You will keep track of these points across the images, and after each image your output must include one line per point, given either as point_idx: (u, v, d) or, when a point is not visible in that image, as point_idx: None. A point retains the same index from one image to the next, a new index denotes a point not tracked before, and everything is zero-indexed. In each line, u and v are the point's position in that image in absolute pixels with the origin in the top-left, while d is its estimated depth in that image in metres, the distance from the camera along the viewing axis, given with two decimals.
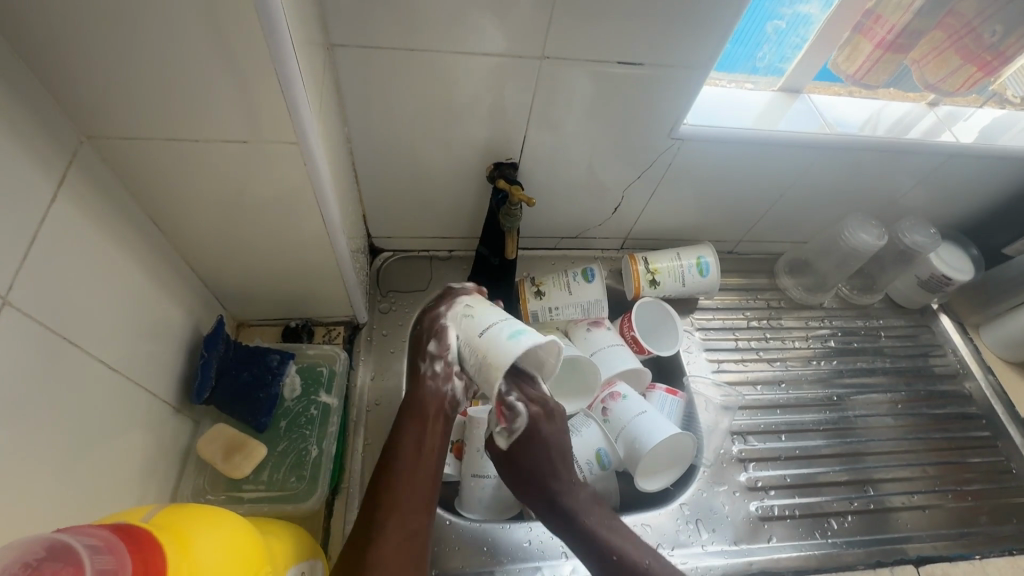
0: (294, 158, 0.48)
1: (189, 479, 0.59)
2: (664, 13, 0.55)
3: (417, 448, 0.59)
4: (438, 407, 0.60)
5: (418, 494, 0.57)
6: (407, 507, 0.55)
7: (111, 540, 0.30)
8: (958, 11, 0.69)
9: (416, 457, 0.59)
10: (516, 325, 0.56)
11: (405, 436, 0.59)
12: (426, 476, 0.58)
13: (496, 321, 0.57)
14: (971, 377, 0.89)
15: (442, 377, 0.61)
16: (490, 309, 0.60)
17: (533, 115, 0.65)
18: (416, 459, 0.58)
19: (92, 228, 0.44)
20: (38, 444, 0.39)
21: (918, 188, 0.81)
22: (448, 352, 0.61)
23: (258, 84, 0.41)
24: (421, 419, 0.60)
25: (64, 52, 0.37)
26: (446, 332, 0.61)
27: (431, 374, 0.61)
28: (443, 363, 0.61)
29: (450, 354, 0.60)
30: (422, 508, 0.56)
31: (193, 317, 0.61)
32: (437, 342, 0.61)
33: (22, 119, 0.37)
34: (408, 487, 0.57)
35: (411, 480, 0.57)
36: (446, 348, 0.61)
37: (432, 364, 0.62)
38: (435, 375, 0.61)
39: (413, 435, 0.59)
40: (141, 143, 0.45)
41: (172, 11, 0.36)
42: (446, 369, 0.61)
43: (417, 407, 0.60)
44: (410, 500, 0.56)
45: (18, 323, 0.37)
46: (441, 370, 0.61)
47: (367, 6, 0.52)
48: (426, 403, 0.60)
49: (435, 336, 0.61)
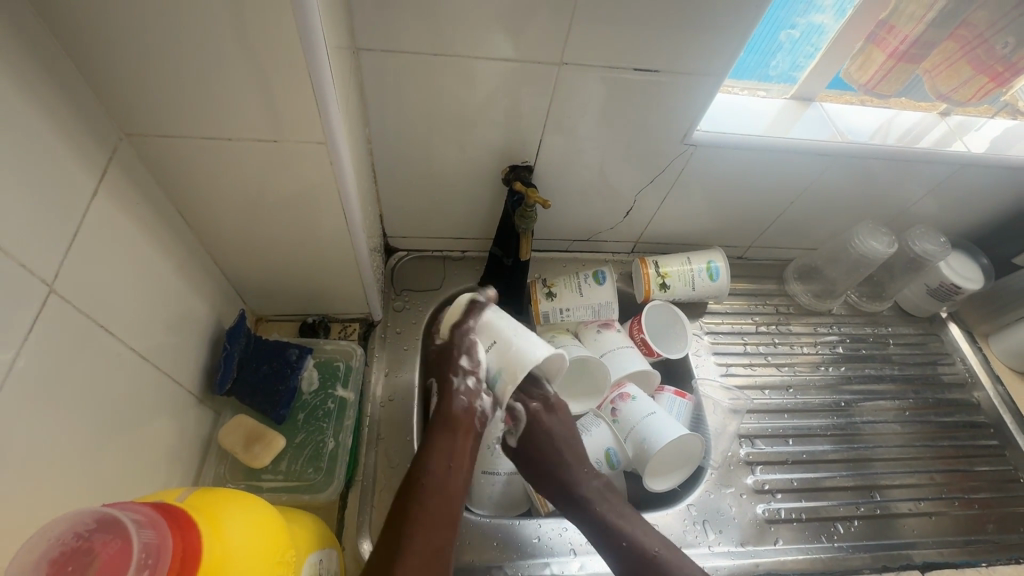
0: (321, 157, 0.50)
1: (210, 467, 0.61)
2: (681, 22, 0.56)
3: (449, 462, 0.58)
4: (469, 422, 0.61)
5: (446, 506, 0.56)
6: (434, 520, 0.55)
7: (152, 515, 0.33)
8: (970, 23, 0.69)
9: (449, 471, 0.58)
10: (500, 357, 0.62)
11: (435, 450, 0.58)
12: (455, 491, 0.58)
13: (497, 340, 0.63)
14: (980, 387, 0.89)
15: (472, 393, 0.62)
16: (495, 325, 0.64)
17: (549, 120, 0.66)
18: (447, 474, 0.58)
19: (129, 222, 0.46)
20: (73, 426, 0.41)
21: (928, 197, 0.82)
22: (480, 368, 0.63)
23: (290, 86, 0.43)
24: (451, 434, 0.59)
25: (109, 53, 0.39)
26: (476, 347, 0.63)
27: (463, 390, 0.62)
28: (475, 378, 0.62)
29: (482, 369, 0.62)
30: (450, 519, 0.56)
31: (216, 310, 0.63)
32: (468, 357, 0.63)
33: (69, 117, 0.39)
34: (437, 502, 0.56)
35: (441, 495, 0.56)
36: (477, 364, 0.63)
37: (463, 379, 0.62)
38: (466, 391, 0.62)
39: (445, 448, 0.59)
40: (176, 141, 0.47)
41: (213, 16, 0.38)
42: (476, 384, 0.62)
43: (449, 421, 0.60)
44: (439, 509, 0.55)
45: (59, 309, 0.39)
46: (472, 386, 0.62)
47: (393, 12, 0.53)
48: (458, 417, 0.60)
49: (467, 351, 0.62)
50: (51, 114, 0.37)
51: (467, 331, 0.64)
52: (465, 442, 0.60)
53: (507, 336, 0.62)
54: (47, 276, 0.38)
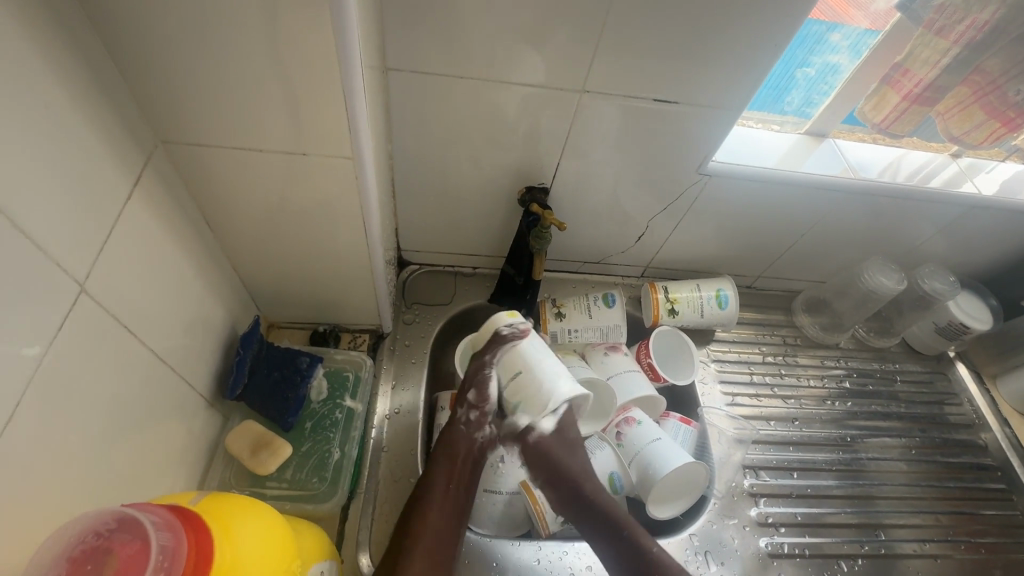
0: (347, 172, 0.51)
1: (216, 472, 0.61)
2: (699, 56, 0.58)
3: (448, 482, 0.61)
4: (468, 449, 0.64)
5: (446, 522, 0.59)
6: (434, 537, 0.58)
7: (168, 518, 0.34)
8: (984, 69, 0.69)
9: (448, 491, 0.61)
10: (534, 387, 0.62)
11: (436, 473, 0.61)
12: (455, 511, 0.60)
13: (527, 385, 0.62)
14: (988, 429, 0.88)
15: (474, 424, 0.65)
16: (533, 350, 0.63)
17: (567, 144, 0.68)
18: (448, 490, 0.61)
19: (158, 226, 0.47)
20: (89, 422, 0.42)
21: (939, 236, 0.83)
22: (487, 403, 0.65)
23: (322, 103, 0.45)
24: (451, 459, 0.63)
25: (153, 65, 0.41)
26: (486, 385, 0.64)
27: (465, 420, 0.65)
28: (479, 411, 0.65)
29: (488, 404, 0.65)
30: (448, 542, 0.59)
31: (231, 315, 0.63)
32: (476, 392, 0.65)
33: (111, 123, 0.41)
34: (438, 519, 0.59)
35: (442, 512, 0.60)
36: (484, 399, 0.65)
37: (467, 410, 0.65)
38: (469, 421, 0.65)
39: (446, 471, 0.62)
40: (208, 150, 0.48)
41: (254, 35, 0.39)
42: (480, 416, 0.65)
43: (450, 445, 0.63)
44: (435, 533, 0.58)
45: (87, 308, 0.40)
46: (474, 417, 0.65)
47: (423, 35, 0.55)
48: (460, 444, 0.64)
49: (475, 387, 0.64)
50: (95, 120, 0.39)
51: (483, 367, 0.64)
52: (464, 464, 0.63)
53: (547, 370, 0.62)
54: (78, 275, 0.39)
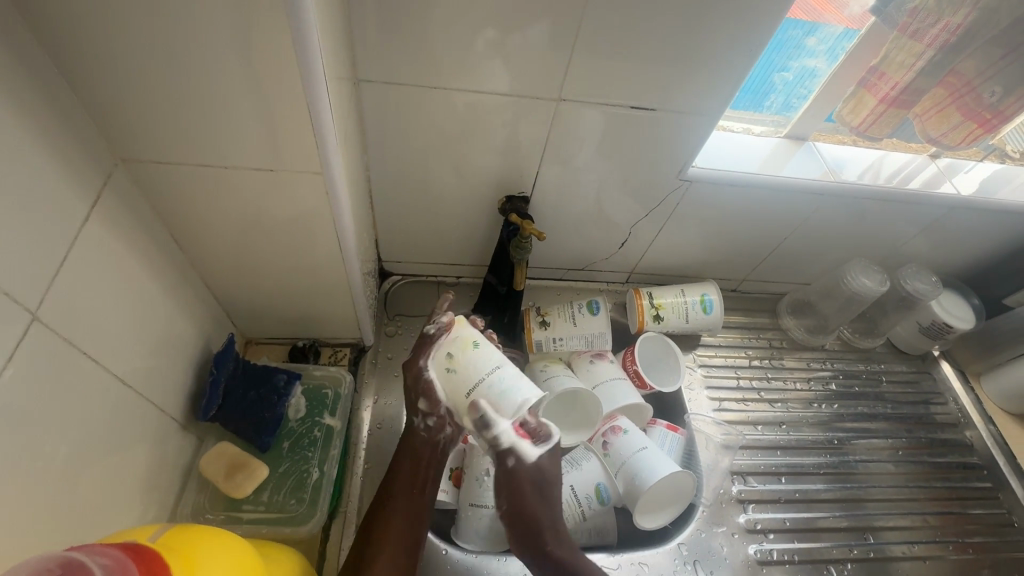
0: (318, 186, 0.50)
1: (190, 496, 0.60)
2: (674, 63, 0.58)
3: (411, 488, 0.61)
4: (432, 454, 0.62)
5: (412, 529, 0.59)
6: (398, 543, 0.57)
7: (121, 560, 0.32)
8: (959, 70, 0.69)
9: (412, 496, 0.60)
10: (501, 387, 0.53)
11: (398, 480, 0.61)
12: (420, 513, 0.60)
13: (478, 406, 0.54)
14: (973, 427, 0.89)
15: (435, 428, 0.61)
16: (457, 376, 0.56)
17: (546, 152, 0.67)
18: (410, 497, 0.60)
19: (120, 248, 0.46)
20: (52, 454, 0.40)
21: (920, 237, 0.83)
22: (438, 407, 0.60)
23: (287, 119, 0.44)
24: (414, 464, 0.62)
25: (107, 82, 0.39)
26: (433, 389, 0.59)
27: (424, 427, 0.62)
28: (435, 417, 0.61)
29: (440, 409, 0.60)
30: (413, 546, 0.58)
31: (204, 334, 0.62)
32: (426, 399, 0.60)
33: (65, 143, 0.39)
34: (401, 526, 0.58)
35: (404, 518, 0.59)
36: (434, 404, 0.60)
37: (425, 417, 0.62)
38: (428, 427, 0.62)
39: (407, 476, 0.61)
40: (171, 167, 0.47)
41: (212, 50, 0.38)
42: (438, 421, 0.61)
43: (412, 451, 0.62)
44: (399, 539, 0.58)
45: (43, 337, 0.38)
46: (434, 423, 0.61)
47: (393, 45, 0.54)
48: (422, 448, 0.62)
49: (423, 395, 0.60)
50: (48, 142, 0.37)
51: (419, 373, 0.60)
52: (429, 469, 0.62)
53: (493, 376, 0.54)
54: (31, 303, 0.37)
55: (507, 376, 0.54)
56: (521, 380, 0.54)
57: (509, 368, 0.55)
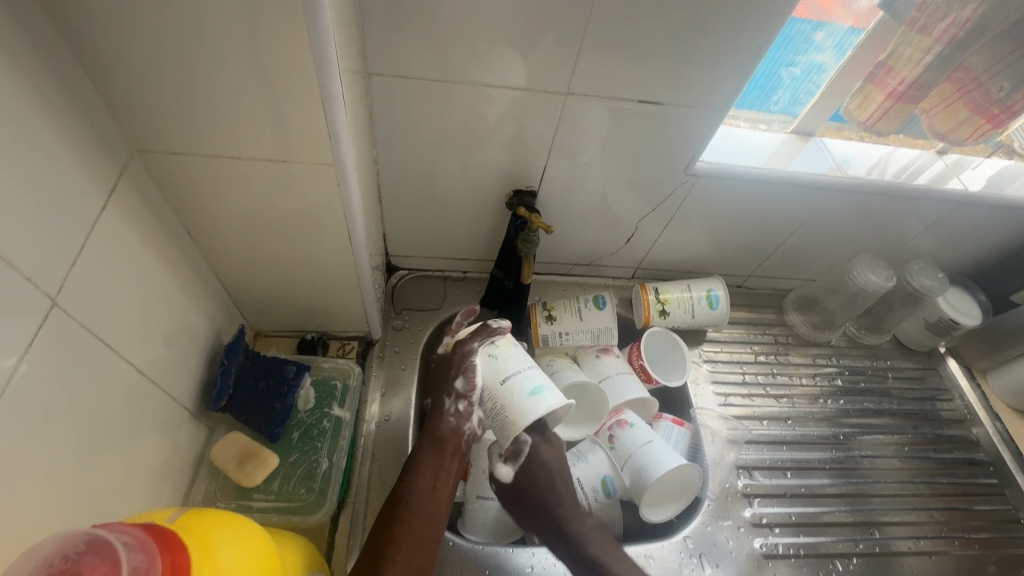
0: (329, 178, 0.50)
1: (201, 485, 0.60)
2: (683, 57, 0.58)
3: (432, 479, 0.61)
4: (455, 443, 0.62)
5: (431, 520, 0.58)
6: (418, 534, 0.57)
7: (142, 539, 0.33)
8: (968, 65, 0.70)
9: (433, 487, 0.60)
10: (537, 381, 0.59)
11: (422, 468, 0.61)
12: (438, 507, 0.60)
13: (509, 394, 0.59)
14: (979, 424, 0.89)
15: (463, 415, 0.63)
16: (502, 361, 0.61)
17: (554, 147, 0.67)
18: (432, 488, 0.60)
19: (135, 237, 0.46)
20: (69, 439, 0.41)
21: (927, 233, 0.83)
22: (474, 392, 0.62)
23: (300, 111, 0.44)
24: (437, 453, 0.62)
25: (123, 72, 0.40)
26: (473, 371, 0.62)
27: (453, 412, 0.63)
28: (467, 402, 0.63)
29: (474, 393, 0.62)
30: (431, 541, 0.57)
31: (215, 325, 0.62)
32: (463, 379, 0.62)
33: (83, 134, 0.40)
34: (422, 518, 0.58)
35: (425, 509, 0.59)
36: (472, 388, 0.62)
37: (455, 402, 0.63)
38: (457, 413, 0.63)
39: (432, 465, 0.61)
40: (185, 159, 0.47)
41: (227, 41, 0.39)
42: (468, 407, 0.63)
43: (437, 438, 0.62)
44: (419, 533, 0.57)
45: (62, 324, 0.39)
46: (463, 409, 0.63)
47: (403, 39, 0.55)
48: (446, 436, 0.62)
49: (462, 373, 0.62)
50: (67, 132, 0.38)
51: (468, 353, 0.63)
52: (450, 460, 0.62)
53: (527, 373, 0.60)
54: (51, 290, 0.38)
55: (538, 376, 0.60)
56: (549, 384, 0.60)
57: (541, 372, 0.61)
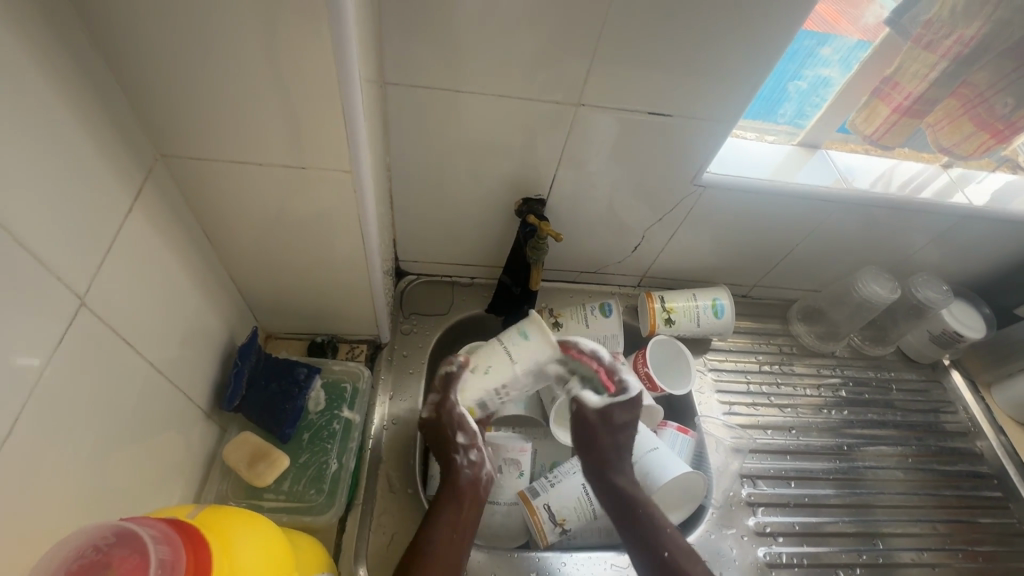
0: (345, 185, 0.52)
1: (213, 484, 0.61)
2: (692, 70, 0.59)
3: (451, 533, 0.60)
4: (473, 492, 0.64)
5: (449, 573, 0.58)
6: None
7: (167, 532, 0.34)
8: (971, 82, 0.70)
9: (452, 540, 0.60)
10: (518, 333, 0.66)
11: (439, 521, 0.60)
12: (457, 560, 0.59)
13: (520, 364, 0.66)
14: (983, 437, 0.89)
15: (477, 464, 0.65)
16: (482, 365, 0.67)
17: (564, 156, 0.68)
18: (451, 540, 0.60)
19: (157, 239, 0.48)
20: (89, 435, 0.42)
21: (931, 246, 0.84)
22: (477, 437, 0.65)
23: (321, 119, 0.45)
24: (457, 502, 0.62)
25: (152, 79, 0.41)
26: (467, 420, 0.66)
27: (466, 464, 0.64)
28: (477, 449, 0.65)
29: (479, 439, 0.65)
30: None
31: (229, 326, 0.63)
32: (462, 432, 0.65)
33: (112, 139, 0.41)
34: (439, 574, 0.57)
35: (444, 560, 0.58)
36: (473, 435, 0.65)
37: (464, 454, 0.65)
38: (470, 463, 0.64)
39: (449, 519, 0.61)
40: (207, 164, 0.48)
41: (253, 52, 0.40)
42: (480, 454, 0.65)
43: (455, 492, 0.63)
44: None
45: (87, 323, 0.40)
46: (475, 458, 0.65)
47: (419, 49, 0.56)
48: (462, 486, 0.63)
49: (461, 428, 0.65)
50: (98, 137, 0.39)
51: (450, 407, 0.66)
52: (469, 513, 0.62)
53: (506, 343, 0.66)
54: (79, 290, 0.39)
55: (508, 334, 0.66)
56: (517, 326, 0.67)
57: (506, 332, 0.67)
